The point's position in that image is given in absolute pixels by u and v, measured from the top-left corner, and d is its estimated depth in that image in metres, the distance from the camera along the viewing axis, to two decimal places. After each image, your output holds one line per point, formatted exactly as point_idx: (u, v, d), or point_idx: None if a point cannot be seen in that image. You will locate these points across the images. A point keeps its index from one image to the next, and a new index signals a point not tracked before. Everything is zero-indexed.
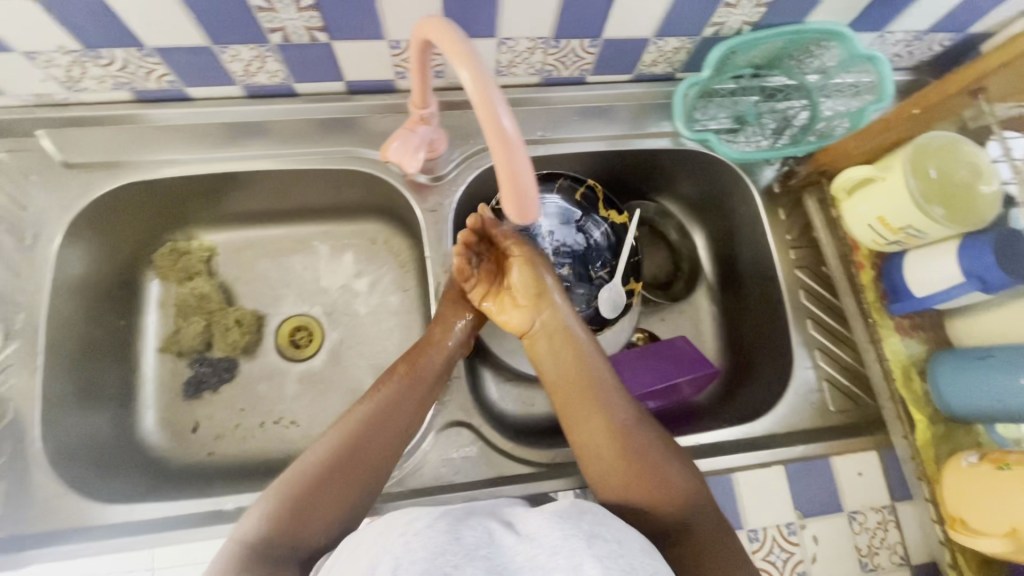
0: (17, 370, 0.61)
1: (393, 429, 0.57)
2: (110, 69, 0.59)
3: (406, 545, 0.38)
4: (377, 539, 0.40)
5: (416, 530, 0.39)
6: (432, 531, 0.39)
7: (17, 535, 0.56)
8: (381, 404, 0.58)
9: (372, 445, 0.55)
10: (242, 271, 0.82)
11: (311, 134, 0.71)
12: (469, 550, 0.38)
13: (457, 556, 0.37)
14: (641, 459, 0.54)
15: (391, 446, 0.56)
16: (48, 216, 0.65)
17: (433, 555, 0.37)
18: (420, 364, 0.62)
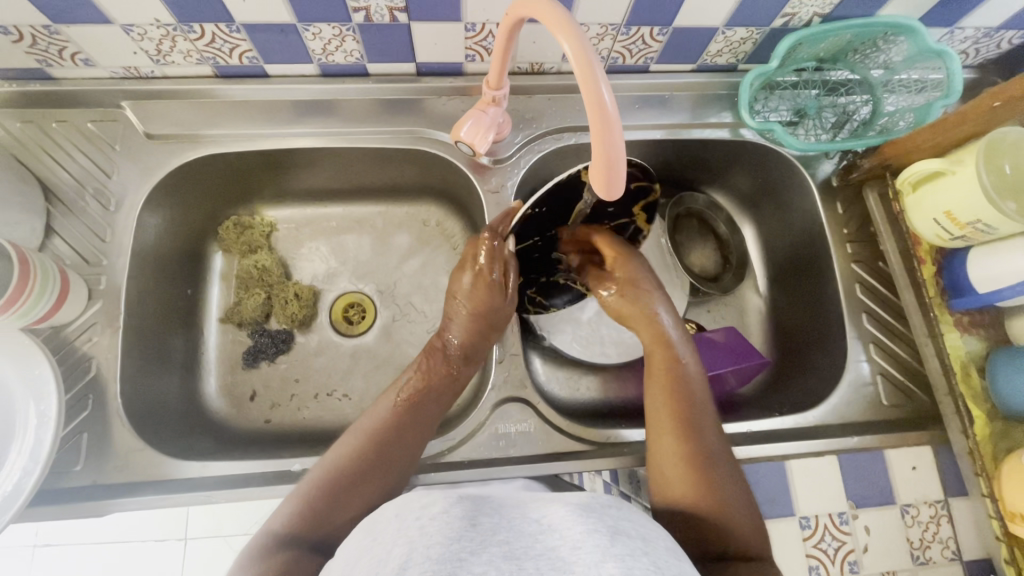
0: (100, 329, 0.64)
1: (429, 409, 0.60)
2: (198, 43, 0.62)
3: (420, 530, 0.35)
4: (393, 520, 0.38)
5: (427, 514, 0.36)
6: (450, 515, 0.36)
7: (98, 485, 0.59)
8: (413, 388, 0.61)
9: (408, 423, 0.58)
10: (300, 247, 0.84)
11: (378, 114, 0.73)
12: (476, 541, 0.34)
13: (472, 544, 0.34)
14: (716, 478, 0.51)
15: (425, 424, 0.59)
16: (130, 185, 0.68)
17: (447, 541, 0.34)
18: (440, 355, 0.65)
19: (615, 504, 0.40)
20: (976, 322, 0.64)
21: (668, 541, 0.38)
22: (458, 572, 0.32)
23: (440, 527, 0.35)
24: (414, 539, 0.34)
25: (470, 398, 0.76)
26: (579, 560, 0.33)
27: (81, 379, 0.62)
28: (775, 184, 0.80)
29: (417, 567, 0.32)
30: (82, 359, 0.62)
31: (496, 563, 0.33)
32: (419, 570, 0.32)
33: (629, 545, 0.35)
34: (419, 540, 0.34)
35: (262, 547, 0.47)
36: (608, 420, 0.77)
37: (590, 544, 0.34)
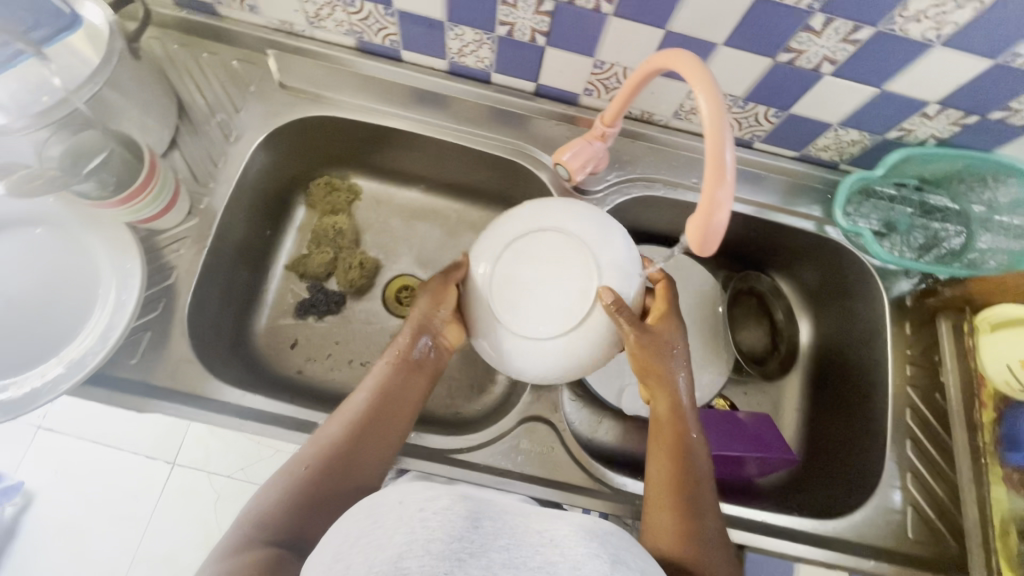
0: (188, 244, 0.68)
1: (397, 412, 0.61)
2: (353, 17, 0.67)
3: (422, 520, 0.32)
4: (395, 505, 0.35)
5: (432, 507, 0.34)
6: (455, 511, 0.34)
7: (145, 383, 0.62)
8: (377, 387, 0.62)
9: (376, 427, 0.60)
10: (374, 222, 0.89)
11: (487, 120, 0.77)
12: (476, 545, 0.32)
13: (471, 546, 0.32)
14: (698, 527, 0.54)
15: (394, 428, 0.61)
16: (252, 123, 0.73)
17: (448, 539, 0.32)
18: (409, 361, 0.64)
19: (616, 534, 0.38)
20: None
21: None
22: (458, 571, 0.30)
23: (444, 523, 0.33)
24: (415, 532, 0.32)
25: (494, 408, 0.77)
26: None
27: (159, 283, 0.66)
28: (846, 287, 0.79)
29: (417, 559, 0.30)
30: (165, 266, 0.66)
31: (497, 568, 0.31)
32: (419, 562, 0.30)
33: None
34: (420, 531, 0.32)
35: (237, 543, 0.51)
36: (621, 469, 0.77)
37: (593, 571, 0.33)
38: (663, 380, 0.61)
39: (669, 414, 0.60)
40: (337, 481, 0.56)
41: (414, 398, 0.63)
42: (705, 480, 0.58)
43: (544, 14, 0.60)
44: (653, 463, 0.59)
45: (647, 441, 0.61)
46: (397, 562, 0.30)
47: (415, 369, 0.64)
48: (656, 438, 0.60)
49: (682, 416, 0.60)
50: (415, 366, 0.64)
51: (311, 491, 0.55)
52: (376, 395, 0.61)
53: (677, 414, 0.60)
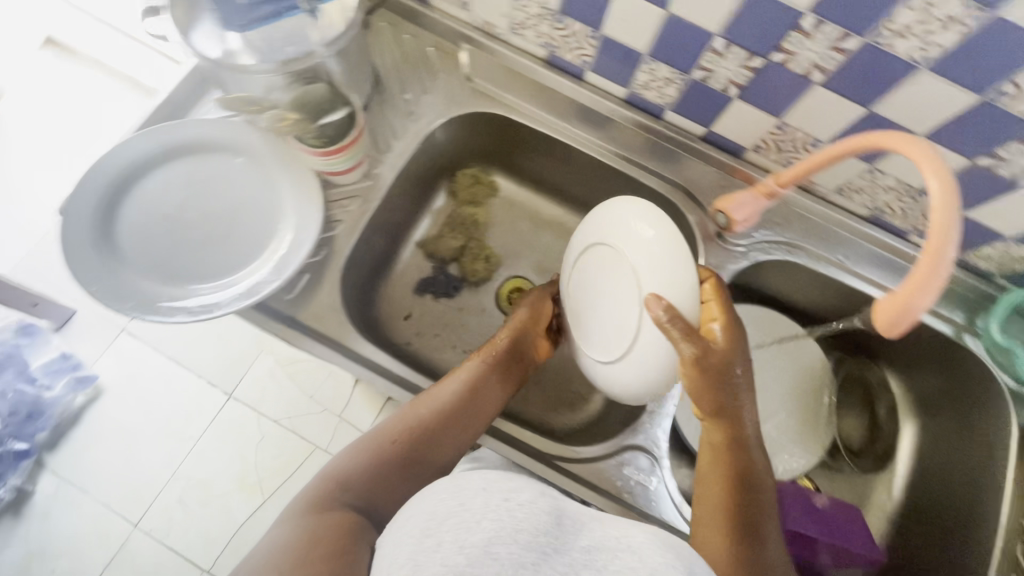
0: (355, 202, 0.72)
1: (482, 411, 0.66)
2: (556, 32, 0.71)
3: (508, 512, 0.39)
4: (479, 489, 0.41)
5: (517, 500, 0.40)
6: (538, 507, 0.40)
7: (294, 319, 0.66)
8: (467, 382, 0.66)
9: (459, 418, 0.64)
10: (504, 221, 0.92)
11: (647, 153, 0.79)
12: (558, 544, 0.39)
13: (554, 543, 0.38)
14: (753, 548, 0.56)
15: (475, 424, 0.65)
16: (432, 106, 0.78)
17: (535, 532, 0.38)
18: (496, 363, 0.69)
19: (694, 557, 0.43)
20: None
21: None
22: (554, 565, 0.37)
23: (529, 516, 0.39)
24: (503, 520, 0.39)
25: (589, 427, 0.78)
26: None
27: (324, 232, 0.70)
28: (966, 398, 0.76)
29: (506, 546, 0.37)
30: (332, 218, 0.71)
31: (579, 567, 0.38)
32: (507, 549, 0.36)
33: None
34: (510, 522, 0.38)
35: (319, 497, 0.56)
36: None
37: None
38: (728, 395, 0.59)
39: (737, 431, 0.60)
40: (408, 461, 0.61)
41: (488, 404, 0.67)
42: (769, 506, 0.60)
43: (750, 69, 0.62)
44: (708, 478, 0.60)
45: (703, 456, 0.62)
46: (489, 547, 0.36)
47: (501, 372, 0.69)
48: (715, 454, 0.61)
49: (745, 435, 0.61)
50: (501, 369, 0.69)
51: (385, 466, 0.59)
52: (465, 389, 0.65)
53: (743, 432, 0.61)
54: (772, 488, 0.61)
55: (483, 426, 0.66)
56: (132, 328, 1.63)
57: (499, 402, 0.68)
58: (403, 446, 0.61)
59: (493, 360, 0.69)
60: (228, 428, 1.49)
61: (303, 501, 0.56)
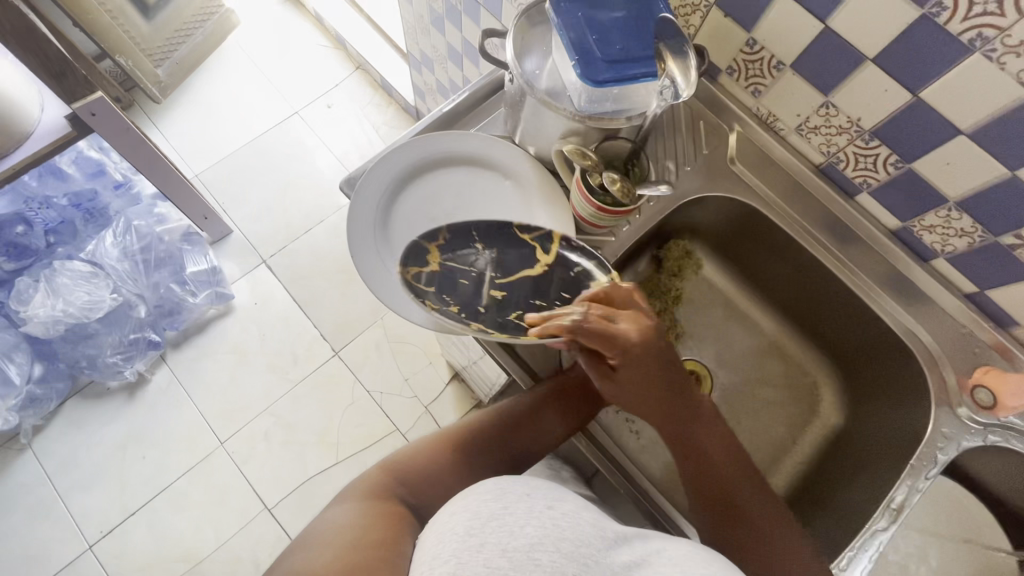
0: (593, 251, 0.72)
1: (544, 435, 0.67)
2: (851, 148, 0.69)
3: (551, 519, 0.46)
4: (523, 497, 0.49)
5: (557, 511, 0.48)
6: (580, 521, 0.47)
7: None
8: (537, 402, 0.69)
9: (521, 435, 0.68)
10: (697, 301, 0.90)
11: (893, 290, 0.74)
12: (597, 558, 0.45)
13: (592, 561, 0.44)
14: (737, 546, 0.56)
15: (534, 446, 0.68)
16: (685, 177, 0.77)
17: (574, 544, 0.45)
18: (570, 390, 0.69)
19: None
20: None
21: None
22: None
23: (572, 527, 0.46)
24: (545, 526, 0.46)
25: None
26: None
27: None
28: None
29: (546, 552, 0.43)
30: None
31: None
32: (547, 557, 0.43)
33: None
34: (551, 531, 0.45)
35: (374, 476, 0.62)
36: None
37: None
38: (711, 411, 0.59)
39: (731, 467, 0.57)
40: (459, 465, 0.65)
41: (549, 431, 0.67)
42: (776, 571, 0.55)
43: None
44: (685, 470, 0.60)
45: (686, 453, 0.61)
46: (530, 551, 0.43)
47: (575, 403, 0.68)
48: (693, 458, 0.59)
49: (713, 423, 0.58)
50: (576, 401, 0.68)
51: (435, 463, 0.64)
52: (530, 408, 0.68)
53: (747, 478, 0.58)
54: (783, 552, 0.55)
55: (543, 450, 0.68)
56: (273, 262, 1.75)
57: (560, 424, 0.68)
58: (455, 452, 0.65)
59: (571, 394, 0.69)
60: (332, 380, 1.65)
61: (362, 485, 0.61)
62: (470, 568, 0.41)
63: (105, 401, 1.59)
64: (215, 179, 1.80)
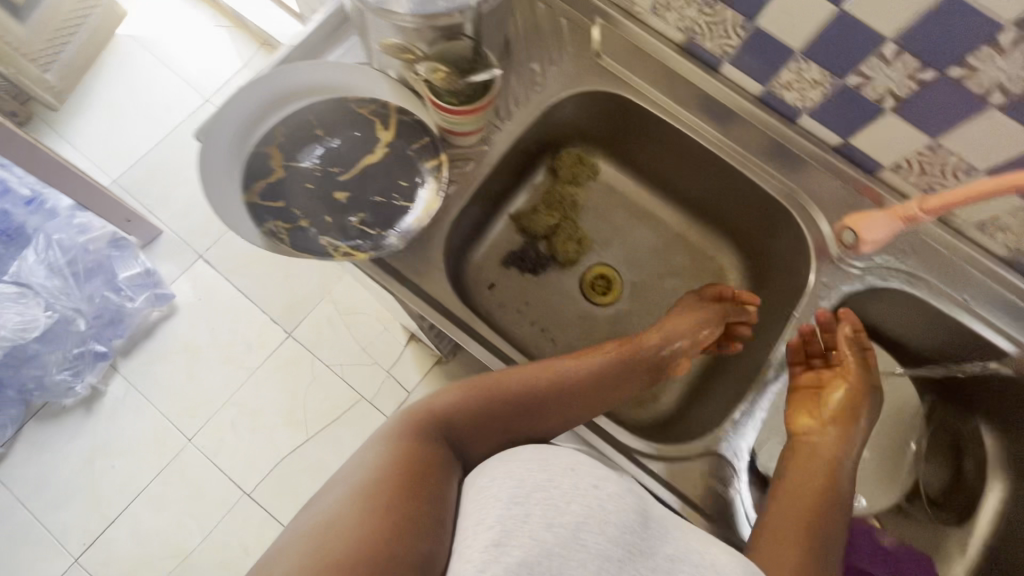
0: (470, 165, 0.72)
1: (609, 394, 0.66)
2: (703, 18, 0.69)
3: (595, 501, 0.46)
4: (567, 470, 0.49)
5: (604, 494, 0.47)
6: (625, 506, 0.48)
7: (402, 273, 0.67)
8: (593, 362, 0.66)
9: (589, 393, 0.64)
10: (600, 206, 0.91)
11: (770, 157, 0.76)
12: (642, 548, 0.46)
13: (637, 546, 0.46)
14: (816, 541, 0.54)
15: (595, 405, 0.65)
16: (556, 78, 0.77)
17: (619, 528, 0.46)
18: (636, 350, 0.70)
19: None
20: None
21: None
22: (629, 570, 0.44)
23: (617, 510, 0.47)
24: (591, 508, 0.46)
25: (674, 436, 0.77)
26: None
27: None
28: None
29: (592, 535, 0.44)
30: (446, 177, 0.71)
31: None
32: (593, 538, 0.44)
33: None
34: (598, 513, 0.46)
35: (413, 421, 0.57)
36: None
37: None
38: (818, 483, 0.59)
39: (805, 538, 0.54)
40: (506, 423, 0.60)
41: (622, 393, 0.67)
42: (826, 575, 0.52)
43: (916, 81, 0.58)
44: (778, 505, 0.57)
45: (783, 481, 0.60)
46: (576, 533, 0.44)
47: (641, 364, 0.69)
48: (802, 489, 0.59)
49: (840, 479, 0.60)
50: (647, 363, 0.70)
51: (484, 414, 0.59)
52: (596, 370, 0.66)
53: (821, 555, 0.53)
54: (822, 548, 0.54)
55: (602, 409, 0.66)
56: (209, 255, 1.72)
57: (613, 402, 0.67)
58: (505, 408, 0.60)
59: (627, 357, 0.69)
60: (290, 360, 1.65)
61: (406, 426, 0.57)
62: (518, 539, 0.42)
63: (61, 419, 1.57)
64: (132, 181, 1.74)
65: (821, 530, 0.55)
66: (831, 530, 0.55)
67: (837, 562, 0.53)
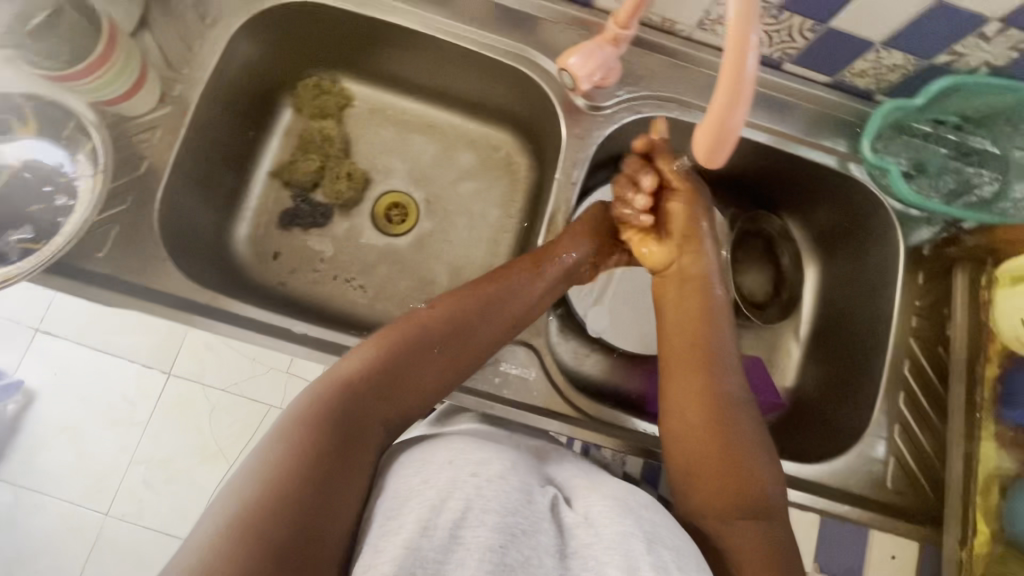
0: (158, 134, 0.63)
1: (519, 308, 0.59)
2: None
3: (477, 488, 0.43)
4: (446, 464, 0.45)
5: (485, 475, 0.44)
6: (507, 483, 0.44)
7: (118, 278, 0.59)
8: (502, 283, 0.59)
9: (495, 314, 0.58)
10: (367, 131, 0.83)
11: (491, 20, 0.70)
12: (523, 523, 0.42)
13: (523, 523, 0.42)
14: (724, 431, 0.53)
15: (506, 324, 0.58)
16: (231, 4, 0.67)
17: (501, 512, 0.41)
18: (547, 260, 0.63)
19: (653, 509, 0.45)
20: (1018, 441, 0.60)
21: (696, 558, 0.43)
22: (511, 547, 0.40)
23: (496, 494, 0.42)
24: (470, 496, 0.42)
25: None
26: (611, 563, 0.40)
27: (129, 174, 0.62)
28: (859, 231, 0.74)
29: (473, 528, 0.40)
30: (135, 155, 0.62)
31: (541, 545, 0.41)
32: (474, 532, 0.40)
33: (663, 556, 0.41)
34: (478, 500, 0.42)
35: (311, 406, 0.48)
36: (605, 402, 0.76)
37: (624, 549, 0.40)
38: (700, 343, 0.58)
39: (717, 429, 0.53)
40: (434, 376, 0.53)
41: (533, 301, 0.61)
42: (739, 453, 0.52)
43: None
44: (682, 384, 0.56)
45: (668, 366, 0.58)
46: (456, 532, 0.40)
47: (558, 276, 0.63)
48: (682, 361, 0.58)
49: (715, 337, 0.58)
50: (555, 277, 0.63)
51: (414, 371, 0.52)
52: (501, 290, 0.59)
53: (720, 411, 0.54)
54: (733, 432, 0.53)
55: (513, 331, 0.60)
56: None
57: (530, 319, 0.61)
58: (435, 357, 0.54)
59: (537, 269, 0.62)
60: None
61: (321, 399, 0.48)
62: (385, 558, 0.38)
63: None
64: None
65: (716, 390, 0.55)
66: (731, 386, 0.56)
67: (737, 413, 0.54)
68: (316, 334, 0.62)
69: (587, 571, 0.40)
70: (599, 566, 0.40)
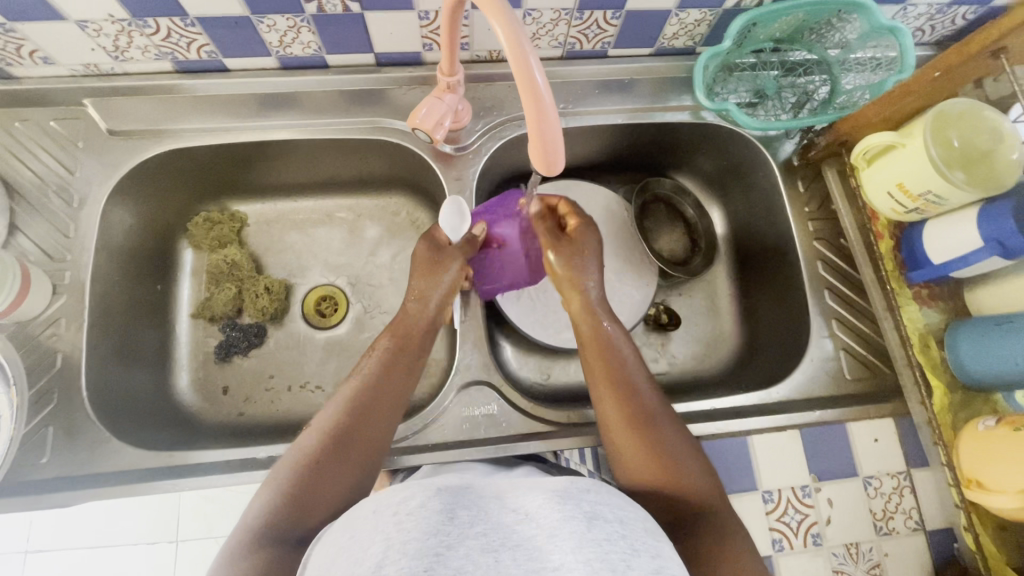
0: (66, 325, 0.65)
1: (396, 383, 0.59)
2: (154, 38, 0.63)
3: (397, 522, 0.35)
4: (370, 514, 0.37)
5: (405, 509, 0.36)
6: (428, 506, 0.36)
7: (68, 476, 0.60)
8: (377, 362, 0.59)
9: (381, 400, 0.57)
10: (272, 242, 0.85)
11: (340, 104, 0.73)
12: (455, 532, 0.34)
13: (449, 537, 0.34)
14: (659, 433, 0.53)
15: (392, 403, 0.57)
16: (94, 181, 0.69)
17: (423, 536, 0.34)
18: (404, 327, 0.63)
19: (593, 488, 0.39)
20: (935, 295, 0.65)
21: (641, 522, 0.38)
22: (438, 566, 0.32)
23: (420, 516, 0.35)
24: (390, 532, 0.35)
25: (444, 377, 0.75)
26: (555, 548, 0.34)
27: (48, 372, 0.63)
28: (740, 165, 0.80)
29: (394, 564, 0.32)
30: (48, 353, 0.64)
31: (473, 555, 0.34)
32: (397, 567, 0.32)
33: (606, 530, 0.36)
34: (396, 537, 0.34)
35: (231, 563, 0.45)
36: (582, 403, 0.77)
37: (566, 532, 0.35)
38: (604, 343, 0.59)
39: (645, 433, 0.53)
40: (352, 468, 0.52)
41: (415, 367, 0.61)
42: (666, 446, 0.52)
43: None
44: (604, 403, 0.56)
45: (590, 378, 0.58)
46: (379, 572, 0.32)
47: (419, 335, 0.63)
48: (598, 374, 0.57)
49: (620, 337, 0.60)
50: (419, 333, 0.63)
51: (310, 491, 0.50)
52: (377, 372, 0.58)
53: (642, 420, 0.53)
54: (659, 428, 0.53)
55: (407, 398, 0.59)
56: None
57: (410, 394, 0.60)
58: (329, 472, 0.51)
59: (405, 333, 0.62)
60: None
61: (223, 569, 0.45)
62: None
63: None
64: None
65: (635, 394, 0.55)
66: (638, 368, 0.57)
67: (647, 391, 0.56)
68: (281, 452, 0.62)
69: (532, 563, 0.33)
70: (544, 554, 0.33)
